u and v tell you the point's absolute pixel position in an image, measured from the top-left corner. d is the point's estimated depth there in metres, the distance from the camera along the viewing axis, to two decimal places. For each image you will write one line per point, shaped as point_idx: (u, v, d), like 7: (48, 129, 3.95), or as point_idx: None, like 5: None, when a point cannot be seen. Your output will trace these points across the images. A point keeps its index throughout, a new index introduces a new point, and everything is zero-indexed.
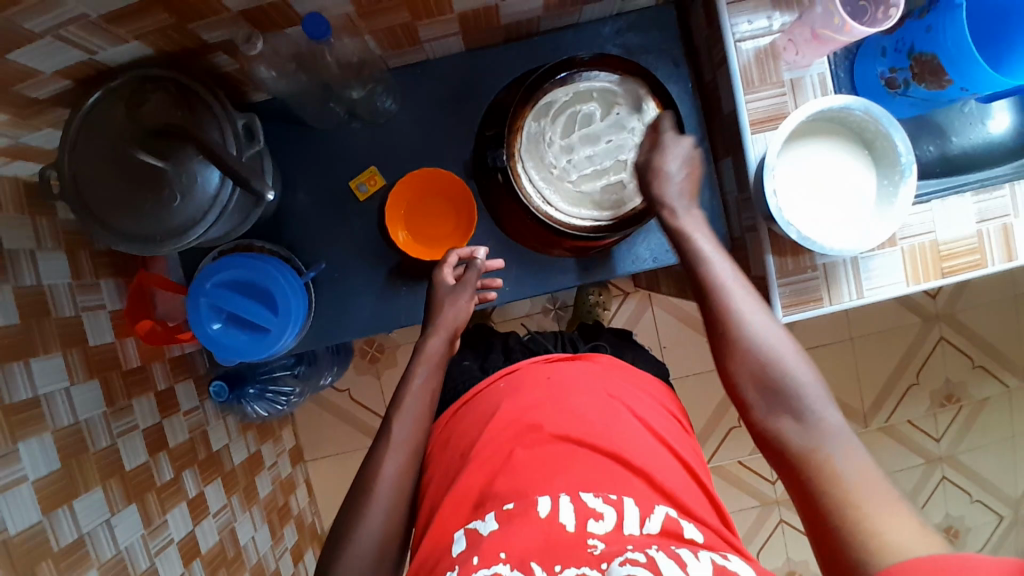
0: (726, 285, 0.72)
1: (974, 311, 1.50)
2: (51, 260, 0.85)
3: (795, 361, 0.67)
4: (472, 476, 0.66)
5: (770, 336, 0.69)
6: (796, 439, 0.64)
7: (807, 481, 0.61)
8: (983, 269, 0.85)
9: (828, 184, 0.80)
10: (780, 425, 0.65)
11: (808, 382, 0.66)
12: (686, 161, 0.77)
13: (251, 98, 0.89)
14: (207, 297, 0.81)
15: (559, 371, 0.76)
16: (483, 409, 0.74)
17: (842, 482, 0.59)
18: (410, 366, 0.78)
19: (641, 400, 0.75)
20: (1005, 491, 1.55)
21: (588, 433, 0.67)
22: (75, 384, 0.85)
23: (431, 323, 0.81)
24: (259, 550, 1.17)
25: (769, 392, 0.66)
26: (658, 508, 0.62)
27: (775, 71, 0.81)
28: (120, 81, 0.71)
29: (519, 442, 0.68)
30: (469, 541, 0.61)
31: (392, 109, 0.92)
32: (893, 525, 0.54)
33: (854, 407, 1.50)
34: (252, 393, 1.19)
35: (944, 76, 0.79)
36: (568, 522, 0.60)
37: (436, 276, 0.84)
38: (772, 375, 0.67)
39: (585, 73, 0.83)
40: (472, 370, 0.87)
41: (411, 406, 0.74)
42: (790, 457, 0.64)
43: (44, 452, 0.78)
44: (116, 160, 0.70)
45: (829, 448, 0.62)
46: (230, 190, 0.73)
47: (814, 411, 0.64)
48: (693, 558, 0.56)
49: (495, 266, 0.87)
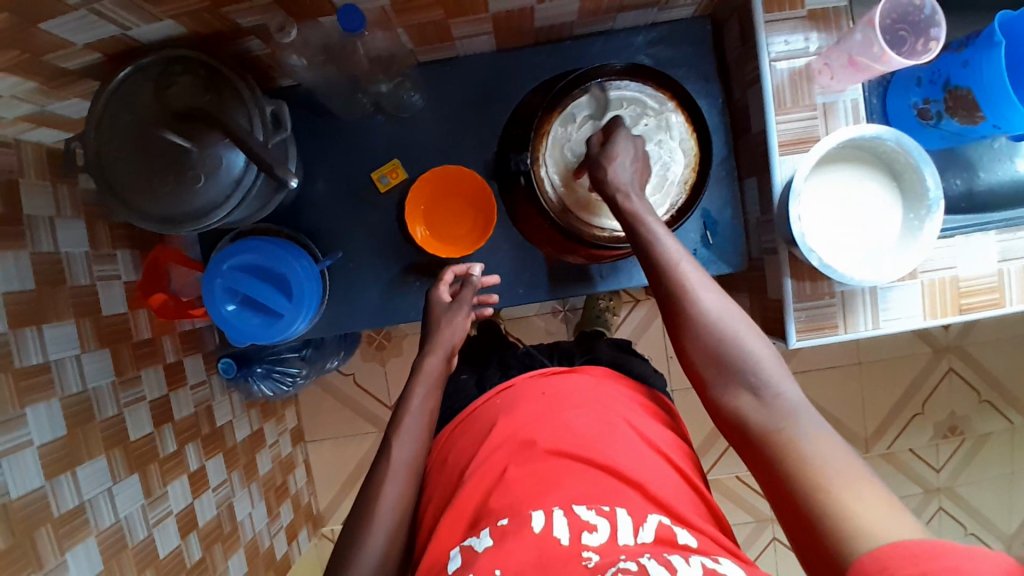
0: (679, 263, 0.70)
1: (985, 346, 1.48)
2: (70, 228, 0.86)
3: (749, 336, 0.66)
4: (469, 494, 0.67)
5: (722, 312, 0.68)
6: (756, 417, 0.63)
7: (772, 463, 0.61)
8: (1001, 309, 0.84)
9: (849, 205, 0.80)
10: (738, 401, 0.65)
11: (763, 356, 0.65)
12: (633, 157, 0.79)
13: (278, 82, 0.89)
14: (223, 278, 0.82)
15: (554, 385, 0.76)
16: (479, 426, 0.75)
17: (806, 461, 0.58)
18: (410, 385, 0.78)
19: (635, 410, 0.75)
20: (1001, 527, 1.54)
21: (581, 446, 0.67)
22: (86, 352, 0.86)
23: (428, 340, 0.81)
24: (254, 527, 1.18)
25: (724, 369, 0.66)
26: (651, 516, 0.62)
27: (808, 94, 0.80)
28: (149, 59, 0.71)
29: (514, 458, 0.68)
30: (463, 559, 0.61)
31: (418, 104, 0.92)
32: (863, 505, 0.53)
33: (856, 431, 1.49)
34: (259, 372, 1.20)
35: (978, 113, 0.78)
36: (562, 536, 0.58)
37: (432, 295, 0.86)
38: (727, 353, 0.66)
39: (615, 82, 0.83)
40: (467, 388, 0.88)
41: (410, 424, 0.74)
42: (755, 436, 0.63)
43: (51, 419, 0.79)
44: (142, 139, 0.70)
45: (789, 425, 0.61)
46: (254, 175, 0.73)
47: (773, 386, 0.64)
48: (684, 563, 0.55)
49: (491, 281, 0.89)
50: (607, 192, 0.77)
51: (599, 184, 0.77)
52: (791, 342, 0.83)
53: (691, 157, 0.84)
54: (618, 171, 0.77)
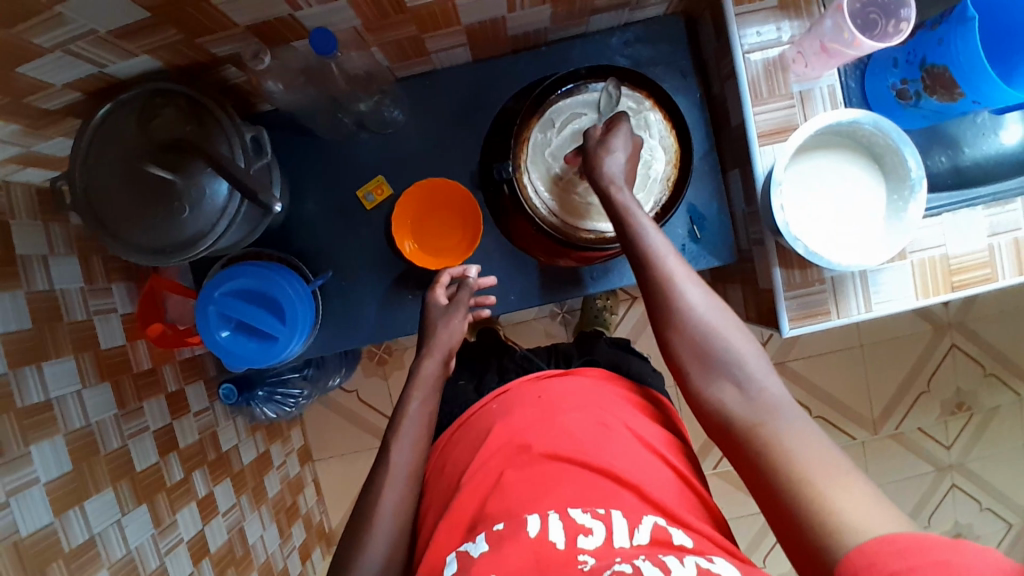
0: (665, 258, 0.71)
1: (987, 319, 1.48)
2: (63, 265, 0.86)
3: (733, 334, 0.68)
4: (465, 501, 0.67)
5: (708, 309, 0.69)
6: (740, 410, 0.64)
7: (756, 457, 0.61)
8: (994, 284, 0.84)
9: (834, 192, 0.80)
10: (722, 394, 0.66)
11: (747, 353, 0.67)
12: (630, 151, 0.78)
13: (258, 108, 0.90)
14: (216, 305, 0.82)
15: (550, 388, 0.77)
16: (476, 432, 0.75)
17: (790, 453, 0.59)
18: (408, 389, 0.78)
19: (631, 412, 0.76)
20: (1016, 500, 1.53)
21: (576, 450, 0.68)
22: (87, 387, 0.86)
23: (426, 343, 0.82)
24: (267, 550, 1.19)
25: (710, 361, 0.67)
26: (646, 518, 0.62)
27: (784, 84, 0.80)
28: (131, 94, 0.71)
29: (509, 464, 0.68)
30: (459, 563, 0.60)
31: (399, 119, 0.93)
32: (846, 496, 0.54)
33: (862, 413, 1.49)
34: (261, 396, 1.21)
35: (955, 90, 0.78)
36: (557, 539, 0.58)
37: (428, 299, 0.85)
38: (712, 346, 0.67)
39: (591, 85, 0.83)
40: (466, 393, 0.89)
41: (408, 429, 0.75)
42: (739, 430, 0.64)
43: (56, 454, 0.79)
44: (127, 173, 0.70)
45: (772, 418, 0.63)
46: (239, 202, 0.74)
47: (756, 379, 0.65)
48: (679, 563, 0.55)
49: (487, 284, 0.89)
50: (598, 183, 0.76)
51: (593, 171, 0.77)
52: (785, 331, 0.83)
53: (671, 154, 0.84)
54: (612, 163, 0.76)
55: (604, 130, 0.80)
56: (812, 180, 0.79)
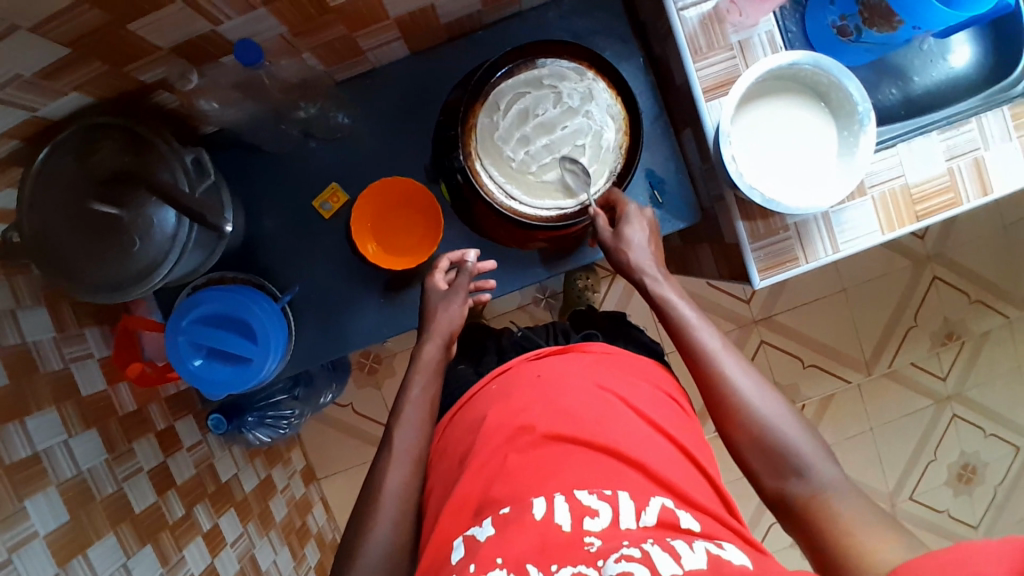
0: (716, 352, 0.72)
1: (964, 247, 1.48)
2: (33, 316, 0.84)
3: (791, 426, 0.67)
4: (470, 484, 0.65)
5: (764, 401, 0.69)
6: (802, 496, 0.64)
7: (820, 542, 0.60)
8: (960, 207, 0.84)
9: (795, 171, 0.79)
10: (786, 484, 0.65)
11: (806, 442, 0.66)
12: (649, 231, 0.80)
13: (202, 131, 0.88)
14: (185, 334, 0.81)
15: (550, 367, 0.75)
16: (474, 415, 0.74)
17: (851, 529, 0.58)
18: (410, 373, 0.79)
19: (635, 387, 0.74)
20: (1018, 422, 1.53)
21: (580, 430, 0.66)
22: (74, 436, 0.85)
23: (426, 328, 0.82)
24: (282, 573, 1.18)
25: (771, 457, 0.66)
26: (654, 499, 0.60)
27: (722, 36, 0.80)
28: (67, 134, 0.69)
29: (512, 446, 0.66)
30: (467, 548, 0.60)
31: (346, 123, 0.92)
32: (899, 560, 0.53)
33: (854, 357, 1.50)
34: (252, 421, 1.21)
35: (894, 18, 0.79)
36: (563, 522, 0.57)
37: (428, 283, 0.85)
38: (771, 439, 0.66)
39: (531, 62, 0.82)
40: (468, 373, 0.89)
41: (411, 414, 0.76)
42: (803, 513, 0.63)
43: (51, 506, 0.78)
44: (73, 214, 0.68)
45: (831, 497, 0.62)
46: (189, 227, 0.73)
47: (814, 464, 0.64)
48: (688, 549, 0.54)
49: (487, 267, 0.88)
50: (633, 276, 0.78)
51: (622, 267, 0.79)
52: (756, 283, 0.84)
53: (620, 121, 0.83)
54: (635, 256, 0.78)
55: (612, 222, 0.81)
56: (812, 189, 0.78)
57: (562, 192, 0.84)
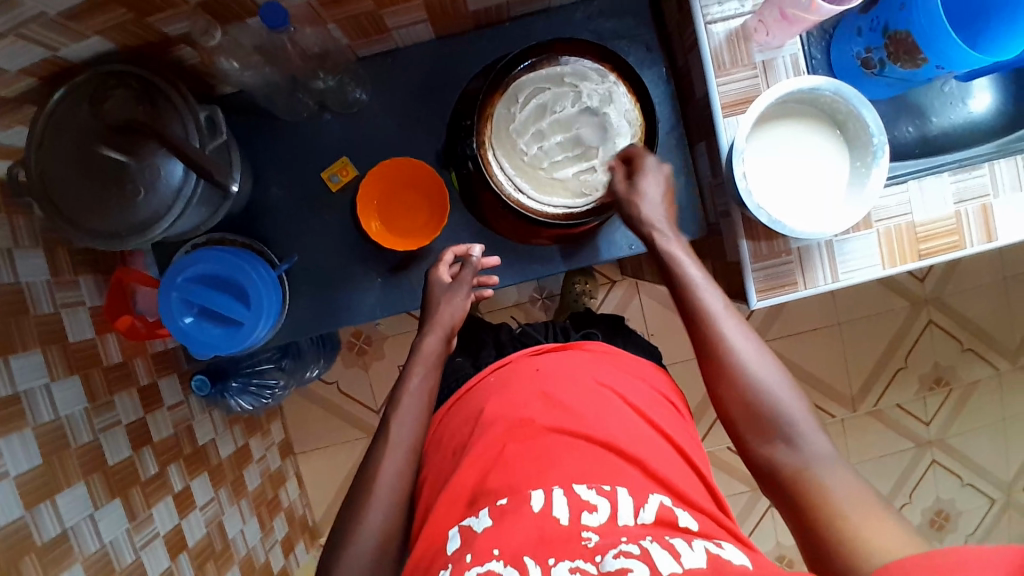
0: (717, 313, 0.71)
1: (962, 295, 1.49)
2: (29, 258, 0.84)
3: (784, 391, 0.67)
4: (467, 472, 0.65)
5: (760, 366, 0.68)
6: (790, 466, 0.64)
7: (799, 506, 0.62)
8: (962, 250, 0.84)
9: (806, 173, 0.80)
10: (772, 450, 0.65)
11: (796, 408, 0.66)
12: (664, 188, 0.79)
13: (219, 90, 0.88)
14: (178, 291, 0.81)
15: (548, 363, 0.74)
16: (472, 406, 0.73)
17: (831, 495, 0.60)
18: (409, 364, 0.79)
19: (631, 384, 0.74)
20: (997, 475, 1.54)
21: (578, 424, 0.66)
22: (56, 380, 0.84)
23: (428, 319, 0.82)
24: (248, 543, 1.18)
25: (760, 419, 0.66)
26: (652, 497, 0.60)
27: (747, 54, 0.80)
28: (84, 76, 0.69)
29: (511, 437, 0.66)
30: (462, 538, 0.59)
31: (363, 100, 0.91)
32: (880, 533, 0.55)
33: (841, 392, 1.50)
34: (235, 387, 1.19)
35: (919, 55, 0.78)
36: (561, 515, 0.57)
37: (432, 276, 0.85)
38: (763, 402, 0.67)
39: (555, 59, 0.82)
40: (464, 367, 0.89)
41: (410, 405, 0.75)
42: (785, 480, 0.64)
43: (24, 448, 0.77)
44: (81, 157, 0.68)
45: (819, 470, 0.62)
46: (195, 182, 0.72)
47: (805, 435, 0.65)
48: (687, 547, 0.53)
49: (491, 263, 0.88)
50: (641, 230, 0.78)
51: (632, 221, 0.78)
52: (752, 303, 0.84)
53: (636, 126, 0.84)
54: (648, 206, 0.78)
55: (626, 175, 0.80)
56: (820, 206, 0.79)
57: (570, 190, 0.84)
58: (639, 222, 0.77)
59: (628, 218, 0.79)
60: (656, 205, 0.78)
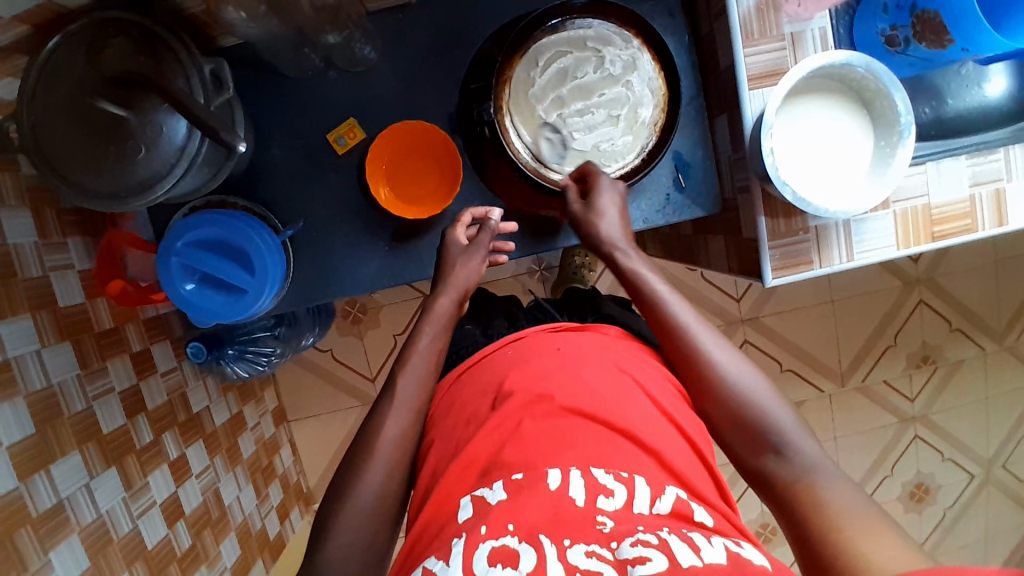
0: (692, 328, 0.72)
1: (954, 275, 1.51)
2: (15, 218, 0.79)
3: (768, 400, 0.68)
4: (483, 441, 0.64)
5: (740, 378, 0.69)
6: (784, 477, 0.64)
7: (796, 519, 0.61)
8: (974, 234, 0.84)
9: (822, 163, 0.78)
10: (765, 461, 0.65)
11: (783, 417, 0.67)
12: (619, 207, 0.78)
13: (220, 43, 0.83)
14: (178, 256, 0.78)
15: (568, 343, 0.73)
16: (488, 377, 0.72)
17: (827, 505, 0.59)
18: (419, 324, 0.77)
19: (648, 371, 0.72)
20: (976, 451, 1.59)
21: (600, 408, 0.65)
22: (47, 347, 0.81)
23: (439, 282, 0.80)
24: (244, 510, 1.17)
25: (749, 433, 0.67)
26: (669, 488, 0.59)
27: (775, 24, 0.78)
28: (79, 25, 0.64)
29: (529, 412, 0.65)
30: (474, 509, 0.59)
31: (372, 58, 0.87)
32: (875, 545, 0.54)
33: (831, 367, 1.52)
34: (231, 355, 1.16)
35: (946, 36, 0.79)
36: (577, 497, 0.57)
37: (449, 236, 0.83)
38: (749, 414, 0.67)
39: (577, 20, 0.79)
40: (472, 335, 0.87)
41: (417, 366, 0.74)
42: (780, 491, 0.63)
43: (17, 416, 0.75)
44: (76, 110, 0.63)
45: (816, 480, 0.62)
46: (200, 140, 0.68)
47: (795, 444, 0.65)
48: (706, 543, 0.53)
49: (508, 229, 0.86)
50: (604, 251, 0.77)
51: (592, 241, 0.77)
52: (767, 281, 0.83)
53: (658, 96, 0.81)
54: (607, 226, 0.76)
55: (580, 195, 0.79)
56: (840, 188, 0.78)
57: (588, 161, 0.82)
58: (599, 240, 0.76)
59: (591, 241, 0.78)
60: (613, 222, 0.77)
